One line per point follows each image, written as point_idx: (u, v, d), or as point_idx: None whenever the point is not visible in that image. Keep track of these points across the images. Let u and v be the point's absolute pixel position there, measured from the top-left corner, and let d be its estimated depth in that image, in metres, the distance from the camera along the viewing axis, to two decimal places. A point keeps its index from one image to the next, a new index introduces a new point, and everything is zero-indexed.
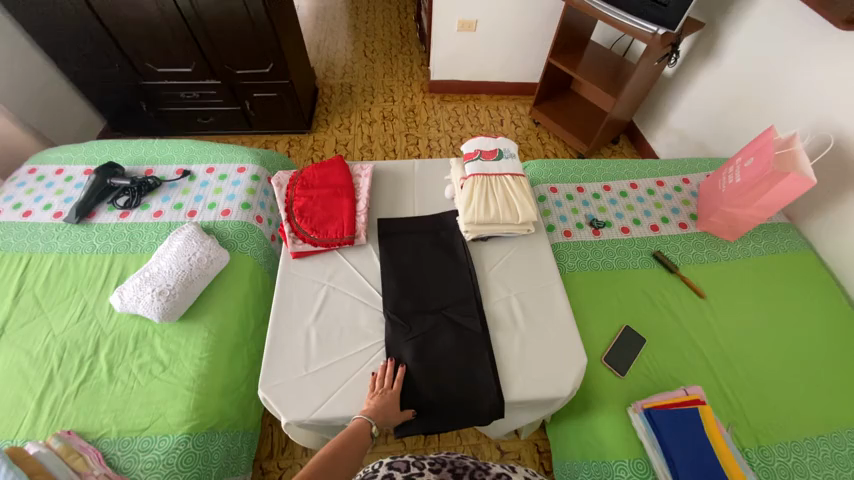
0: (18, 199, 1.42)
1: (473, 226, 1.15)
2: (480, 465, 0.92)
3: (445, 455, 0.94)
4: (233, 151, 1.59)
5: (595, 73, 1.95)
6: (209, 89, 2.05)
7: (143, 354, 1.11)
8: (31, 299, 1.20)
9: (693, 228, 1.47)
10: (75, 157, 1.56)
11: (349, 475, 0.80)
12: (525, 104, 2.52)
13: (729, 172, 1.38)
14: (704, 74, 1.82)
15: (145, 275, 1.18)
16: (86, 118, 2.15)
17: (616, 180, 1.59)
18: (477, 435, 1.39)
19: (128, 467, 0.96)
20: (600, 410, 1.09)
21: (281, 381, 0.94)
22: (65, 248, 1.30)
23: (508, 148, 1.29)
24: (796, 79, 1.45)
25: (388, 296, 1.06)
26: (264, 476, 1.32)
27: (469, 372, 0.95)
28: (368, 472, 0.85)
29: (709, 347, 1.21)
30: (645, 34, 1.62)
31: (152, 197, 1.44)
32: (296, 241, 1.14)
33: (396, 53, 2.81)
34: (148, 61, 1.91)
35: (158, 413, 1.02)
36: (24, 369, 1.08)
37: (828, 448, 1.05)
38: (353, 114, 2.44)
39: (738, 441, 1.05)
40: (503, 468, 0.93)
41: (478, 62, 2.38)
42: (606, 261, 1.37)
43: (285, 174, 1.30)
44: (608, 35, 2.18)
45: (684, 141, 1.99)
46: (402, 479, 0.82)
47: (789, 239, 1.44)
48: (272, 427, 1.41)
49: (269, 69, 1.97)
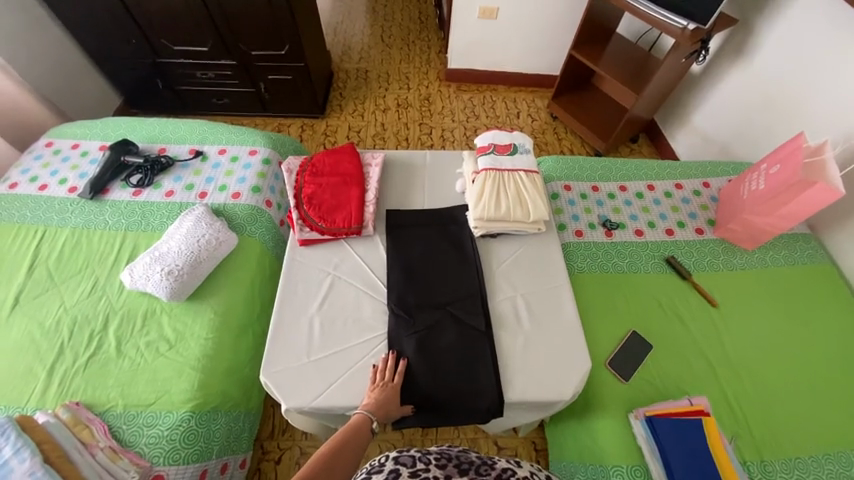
0: (34, 173, 1.44)
1: (483, 222, 1.13)
2: (487, 460, 0.86)
3: (450, 449, 0.86)
4: (245, 133, 1.58)
5: (619, 68, 1.89)
6: (225, 70, 2.04)
7: (150, 331, 1.13)
8: (45, 272, 1.22)
9: (710, 234, 1.42)
10: (90, 133, 1.57)
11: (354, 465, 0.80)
12: (543, 97, 2.45)
13: (752, 178, 1.33)
14: (733, 73, 1.73)
15: (154, 254, 1.19)
16: (102, 93, 2.16)
17: (634, 181, 1.54)
18: (475, 430, 1.39)
19: (132, 440, 0.98)
20: (600, 413, 1.08)
21: (284, 367, 0.95)
22: (79, 223, 1.32)
23: (522, 143, 1.26)
24: (832, 84, 1.38)
25: (392, 289, 1.05)
26: (264, 455, 1.35)
27: (470, 369, 0.95)
28: (374, 466, 0.79)
29: (718, 358, 1.18)
30: (676, 29, 1.54)
31: (164, 176, 1.44)
32: (303, 228, 1.14)
33: (413, 39, 2.76)
34: (165, 39, 1.90)
35: (163, 390, 1.04)
36: (37, 340, 1.11)
37: (833, 466, 1.02)
38: (367, 100, 2.41)
39: (740, 454, 1.03)
40: (508, 463, 0.88)
41: (496, 52, 2.31)
42: (616, 264, 1.34)
43: (295, 160, 1.29)
44: (634, 28, 2.09)
45: (706, 143, 1.92)
46: (408, 476, 0.76)
47: (811, 251, 1.38)
48: (274, 408, 1.44)
49: (284, 51, 1.94)
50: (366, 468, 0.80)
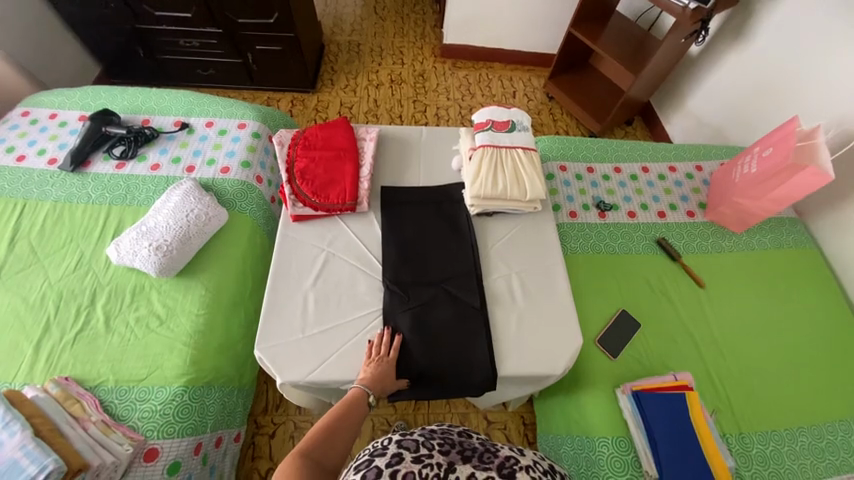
0: (10, 142, 1.37)
1: (479, 200, 1.12)
2: (490, 447, 0.76)
3: (453, 435, 0.79)
4: (233, 105, 1.52)
5: (618, 46, 1.85)
6: (210, 39, 1.94)
7: (140, 307, 1.11)
8: (26, 247, 1.18)
9: (700, 216, 1.44)
10: (70, 102, 1.50)
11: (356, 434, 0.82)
12: (540, 76, 2.41)
13: (745, 161, 1.34)
14: (731, 56, 1.72)
15: (141, 229, 1.16)
16: (80, 61, 2.05)
17: (628, 162, 1.54)
18: (466, 405, 1.43)
19: (125, 414, 0.98)
20: (589, 389, 1.11)
21: (278, 342, 0.94)
22: (60, 196, 1.27)
23: (521, 120, 1.24)
24: (828, 69, 1.38)
25: (388, 266, 1.05)
26: (258, 429, 1.37)
27: (465, 345, 0.96)
28: (376, 448, 0.70)
29: (703, 336, 1.22)
30: (676, 8, 1.51)
31: (149, 148, 1.39)
32: (296, 204, 1.11)
33: (408, 12, 2.66)
34: (145, 3, 1.79)
35: (155, 365, 1.04)
36: (21, 315, 1.08)
37: (806, 439, 1.08)
38: (360, 75, 2.34)
39: (720, 427, 1.08)
40: (512, 449, 0.76)
41: (494, 27, 2.25)
42: (609, 245, 1.36)
43: (288, 133, 1.25)
44: (635, 6, 2.04)
45: (700, 126, 1.92)
46: (412, 460, 0.69)
47: (796, 235, 1.42)
48: (267, 384, 1.44)
49: (273, 19, 1.85)
50: (368, 449, 0.72)
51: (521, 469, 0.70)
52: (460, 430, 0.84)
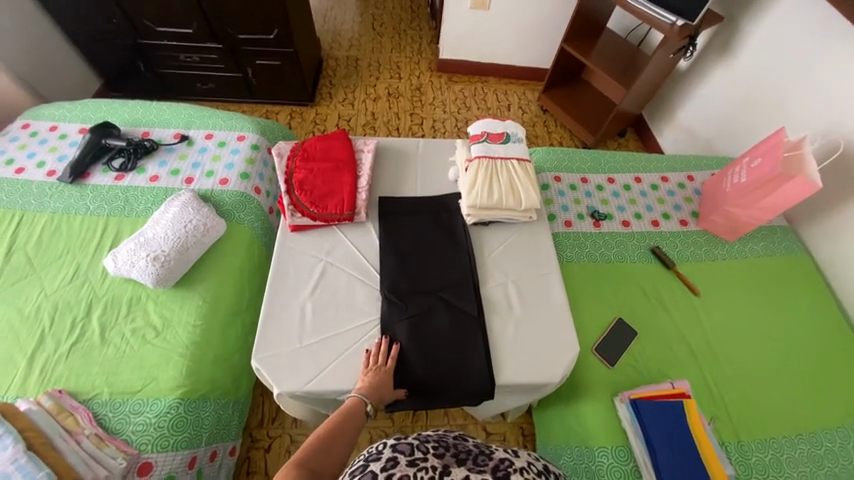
0: (9, 155, 1.38)
1: (476, 210, 1.14)
2: (484, 450, 0.75)
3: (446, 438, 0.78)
4: (233, 118, 1.55)
5: (609, 61, 1.91)
6: (211, 54, 1.98)
7: (136, 318, 1.10)
8: (23, 258, 1.18)
9: (693, 225, 1.47)
10: (70, 114, 1.51)
11: (355, 435, 0.82)
12: (534, 90, 2.46)
13: (734, 171, 1.37)
14: (718, 70, 1.77)
15: (139, 240, 1.16)
16: (81, 75, 2.08)
17: (622, 173, 1.57)
18: (464, 416, 1.42)
19: (119, 428, 0.97)
20: (586, 398, 1.11)
21: (275, 352, 0.94)
22: (58, 208, 1.27)
23: (515, 132, 1.26)
24: (811, 82, 1.42)
25: (386, 275, 1.06)
26: (253, 443, 1.34)
27: (463, 353, 0.96)
28: (370, 454, 0.70)
29: (699, 344, 1.22)
30: (664, 25, 1.56)
31: (148, 160, 1.40)
32: (294, 214, 1.12)
33: (405, 28, 2.72)
34: (148, 19, 1.83)
35: (151, 377, 1.03)
36: (15, 327, 1.07)
37: (805, 446, 1.08)
38: (358, 88, 2.38)
39: (719, 435, 1.08)
40: (506, 452, 0.75)
41: (488, 42, 2.31)
42: (604, 254, 1.37)
43: (286, 144, 1.27)
44: (625, 22, 2.11)
45: (691, 138, 1.96)
46: (407, 465, 0.68)
47: (788, 243, 1.44)
48: (263, 397, 1.43)
49: (272, 35, 1.89)
50: (362, 454, 0.71)
51: (515, 471, 0.70)
52: (454, 433, 0.83)
